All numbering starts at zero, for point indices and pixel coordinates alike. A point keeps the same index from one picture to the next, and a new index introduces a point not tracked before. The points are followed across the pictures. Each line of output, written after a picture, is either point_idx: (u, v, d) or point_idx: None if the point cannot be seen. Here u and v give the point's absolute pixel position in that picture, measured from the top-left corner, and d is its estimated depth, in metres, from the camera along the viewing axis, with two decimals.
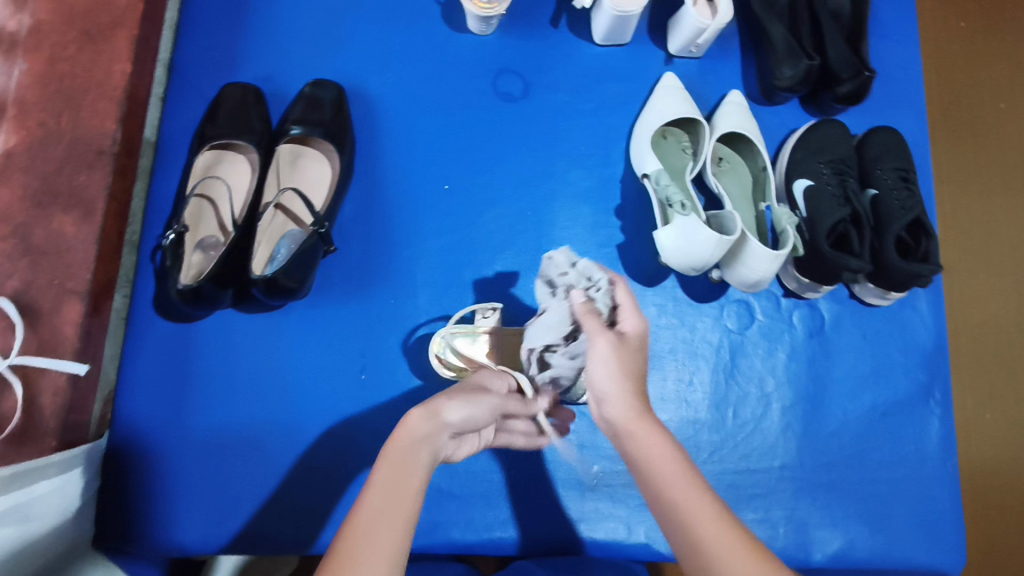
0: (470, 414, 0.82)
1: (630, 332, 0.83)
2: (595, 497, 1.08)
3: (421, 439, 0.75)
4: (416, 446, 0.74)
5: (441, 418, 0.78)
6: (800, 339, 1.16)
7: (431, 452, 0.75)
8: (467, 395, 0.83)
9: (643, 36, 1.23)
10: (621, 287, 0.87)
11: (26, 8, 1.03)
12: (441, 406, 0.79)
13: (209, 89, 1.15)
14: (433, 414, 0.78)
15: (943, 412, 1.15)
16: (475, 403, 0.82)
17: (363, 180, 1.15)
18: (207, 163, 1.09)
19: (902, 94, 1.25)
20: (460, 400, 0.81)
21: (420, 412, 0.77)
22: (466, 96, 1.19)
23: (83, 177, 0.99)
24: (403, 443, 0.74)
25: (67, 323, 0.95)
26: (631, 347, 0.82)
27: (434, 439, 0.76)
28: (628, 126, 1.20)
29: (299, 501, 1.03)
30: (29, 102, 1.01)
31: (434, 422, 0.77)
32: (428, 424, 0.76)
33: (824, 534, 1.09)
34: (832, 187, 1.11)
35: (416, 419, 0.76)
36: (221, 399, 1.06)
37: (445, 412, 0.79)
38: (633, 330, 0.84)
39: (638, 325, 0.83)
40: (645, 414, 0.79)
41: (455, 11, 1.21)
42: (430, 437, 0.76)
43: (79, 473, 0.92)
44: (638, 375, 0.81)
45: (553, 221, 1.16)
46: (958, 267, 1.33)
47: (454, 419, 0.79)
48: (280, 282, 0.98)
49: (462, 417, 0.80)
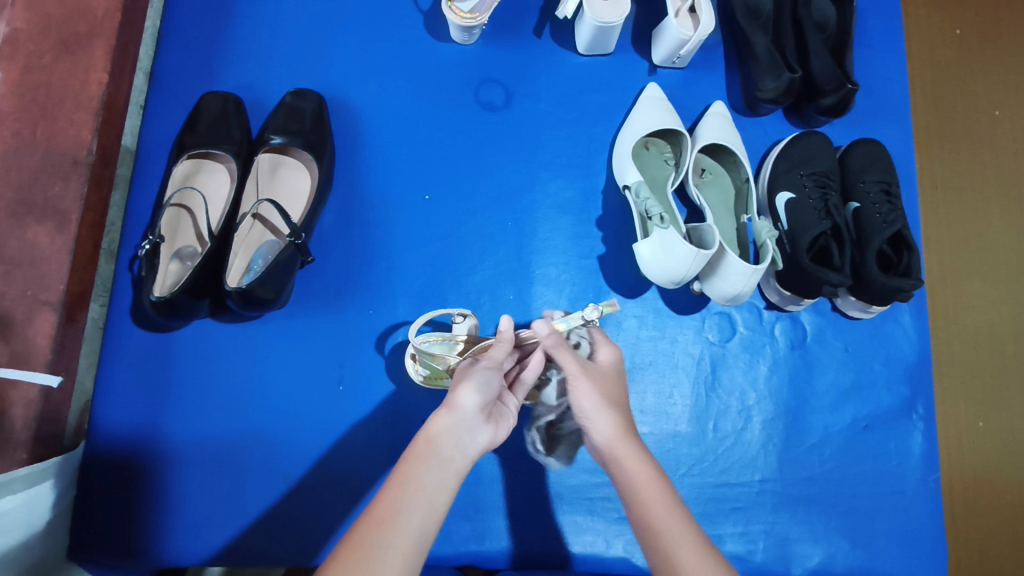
0: (486, 393, 0.75)
1: (604, 361, 0.87)
2: (574, 510, 1.07)
3: (444, 434, 0.71)
4: (437, 441, 0.70)
5: (460, 407, 0.73)
6: (782, 351, 1.16)
7: (458, 444, 0.71)
8: (465, 374, 0.77)
9: (627, 45, 1.22)
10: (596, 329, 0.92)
11: (3, 17, 1.03)
12: (453, 396, 0.74)
13: (190, 98, 1.15)
14: (451, 410, 0.73)
15: (926, 427, 1.14)
16: (479, 375, 0.77)
17: (345, 190, 1.15)
18: (186, 173, 1.08)
19: (887, 105, 1.25)
20: (462, 382, 0.76)
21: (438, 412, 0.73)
22: (448, 105, 1.18)
23: (58, 188, 0.99)
24: (425, 446, 0.70)
25: (39, 335, 0.95)
26: (610, 373, 0.86)
27: (459, 433, 0.72)
28: (610, 137, 1.19)
29: (274, 512, 1.03)
30: (5, 112, 1.00)
31: (454, 416, 0.72)
32: (447, 418, 0.72)
33: (805, 549, 1.09)
34: (814, 200, 1.11)
35: (433, 421, 0.72)
36: (197, 410, 1.06)
37: (458, 400, 0.74)
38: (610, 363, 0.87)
39: (613, 356, 0.88)
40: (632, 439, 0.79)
41: (438, 20, 1.21)
42: (454, 432, 0.71)
43: (50, 485, 0.92)
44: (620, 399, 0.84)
45: (534, 232, 1.15)
46: (952, 276, 1.31)
47: (472, 401, 0.74)
48: (256, 294, 0.97)
49: (477, 393, 0.75)
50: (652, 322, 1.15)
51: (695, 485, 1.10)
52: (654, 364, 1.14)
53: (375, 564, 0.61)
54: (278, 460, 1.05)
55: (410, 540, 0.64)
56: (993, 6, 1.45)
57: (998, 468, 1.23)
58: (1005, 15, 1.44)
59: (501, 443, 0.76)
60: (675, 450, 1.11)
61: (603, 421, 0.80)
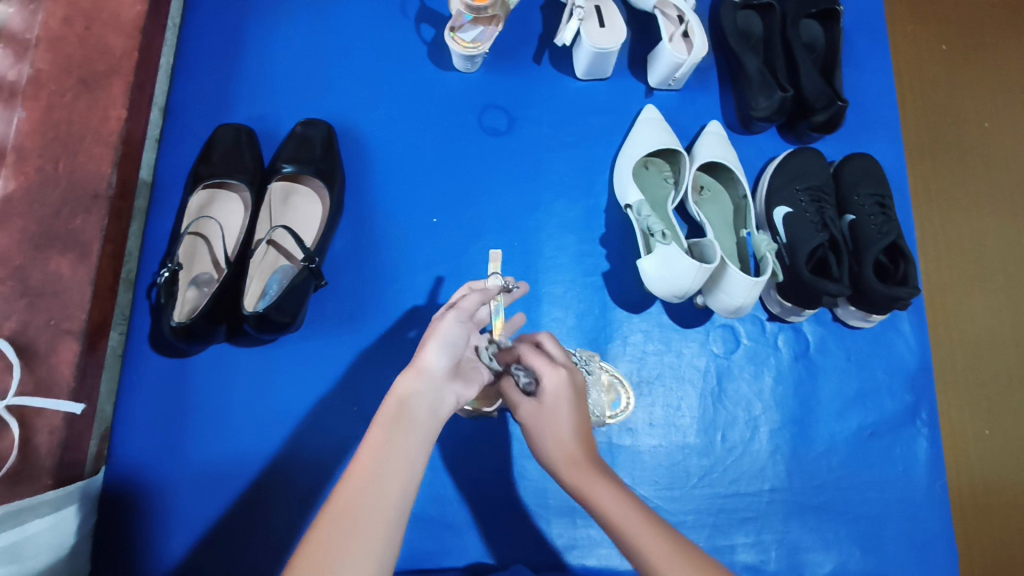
0: (451, 352, 0.76)
1: (548, 391, 0.78)
2: (587, 523, 1.09)
3: (414, 395, 0.71)
4: (411, 403, 0.71)
5: (423, 369, 0.74)
6: (786, 362, 1.18)
7: (432, 405, 0.72)
8: (434, 330, 0.76)
9: (624, 69, 1.27)
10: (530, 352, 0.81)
11: (27, 58, 1.07)
12: (416, 358, 0.75)
13: (204, 132, 1.19)
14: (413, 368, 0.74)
15: (931, 432, 1.16)
16: (449, 332, 0.76)
17: (355, 215, 1.18)
18: (202, 203, 1.11)
19: (875, 122, 1.30)
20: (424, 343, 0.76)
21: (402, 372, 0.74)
22: (454, 131, 1.22)
23: (79, 221, 1.03)
24: (397, 407, 0.70)
25: (62, 363, 0.98)
26: (549, 407, 0.78)
27: (429, 395, 0.72)
28: (611, 158, 1.23)
29: (291, 533, 1.05)
30: (28, 148, 1.04)
31: (422, 377, 0.73)
32: (418, 381, 0.73)
33: (816, 557, 1.10)
34: (810, 213, 1.14)
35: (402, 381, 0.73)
36: (214, 433, 1.08)
37: (427, 361, 0.74)
38: (561, 379, 0.78)
39: (557, 379, 0.78)
40: (585, 463, 0.75)
41: (442, 50, 1.26)
42: (423, 394, 0.72)
43: (74, 509, 0.94)
44: (574, 423, 0.78)
45: (540, 250, 1.19)
46: (965, 279, 1.26)
47: (435, 361, 0.74)
48: (271, 318, 0.99)
49: (444, 353, 0.75)
50: (658, 336, 1.18)
51: (706, 496, 1.12)
52: (661, 377, 1.16)
53: (370, 528, 0.61)
54: (296, 483, 1.06)
55: (399, 506, 0.63)
56: (979, 15, 1.42)
57: (1017, 476, 1.17)
58: (992, 24, 1.41)
59: (471, 401, 0.78)
60: (684, 461, 1.13)
61: (552, 446, 0.77)
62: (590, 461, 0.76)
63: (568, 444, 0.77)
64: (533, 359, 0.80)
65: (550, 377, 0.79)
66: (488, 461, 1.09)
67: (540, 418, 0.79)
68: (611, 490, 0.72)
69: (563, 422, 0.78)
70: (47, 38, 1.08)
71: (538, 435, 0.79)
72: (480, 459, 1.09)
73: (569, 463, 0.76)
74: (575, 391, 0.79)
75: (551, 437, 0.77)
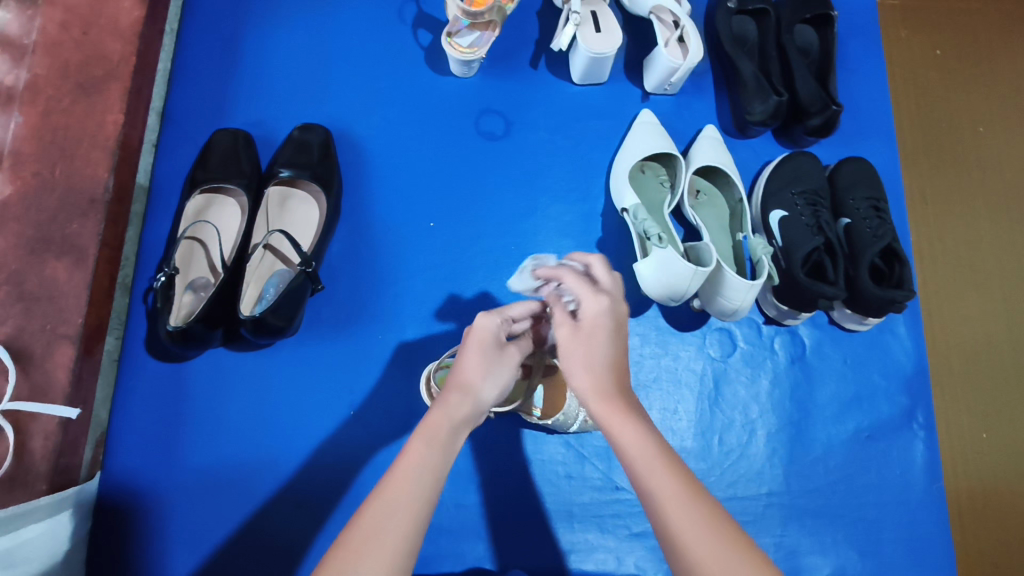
0: (504, 387, 0.75)
1: (590, 317, 0.75)
2: (585, 528, 1.09)
3: (462, 422, 0.70)
4: (458, 431, 0.69)
5: (477, 398, 0.72)
6: (783, 365, 1.18)
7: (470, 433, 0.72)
8: (495, 365, 0.74)
9: (621, 74, 1.28)
10: (570, 276, 0.78)
11: (24, 63, 1.07)
12: (474, 384, 0.72)
13: (201, 137, 1.19)
14: (468, 394, 0.71)
15: (927, 435, 1.16)
16: (507, 370, 0.75)
17: (352, 220, 1.19)
18: (198, 207, 1.11)
19: (868, 127, 1.31)
20: (490, 372, 0.73)
21: (456, 394, 0.70)
22: (451, 135, 1.23)
23: (76, 226, 1.03)
24: (433, 421, 0.69)
25: (58, 368, 0.98)
26: (589, 333, 0.74)
27: (472, 422, 0.71)
28: (607, 162, 1.24)
29: (285, 538, 1.04)
30: (25, 153, 1.04)
31: (472, 406, 0.71)
32: (471, 408, 0.71)
33: (814, 560, 1.10)
34: (805, 217, 1.14)
35: (454, 404, 0.70)
36: (210, 439, 1.07)
37: (485, 393, 0.72)
38: (607, 308, 0.75)
39: (601, 309, 0.75)
40: (620, 398, 0.71)
41: (439, 55, 1.26)
42: (468, 422, 0.71)
43: (69, 515, 0.94)
44: (615, 354, 0.73)
45: (537, 254, 1.19)
46: (961, 283, 1.27)
47: (492, 396, 0.73)
48: (268, 322, 0.99)
49: (499, 390, 0.74)
50: (655, 340, 1.18)
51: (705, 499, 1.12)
52: (658, 380, 1.16)
53: (365, 532, 0.61)
54: (293, 488, 1.06)
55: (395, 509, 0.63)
56: (973, 20, 1.42)
57: (1014, 480, 1.17)
58: (987, 30, 1.42)
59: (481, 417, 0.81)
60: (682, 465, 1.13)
61: (589, 373, 0.72)
62: (622, 396, 0.71)
63: (601, 374, 0.72)
64: (573, 282, 0.76)
65: (592, 303, 0.75)
66: (486, 465, 1.09)
67: (575, 341, 0.74)
68: (643, 429, 0.68)
69: (601, 351, 0.73)
70: (45, 44, 1.08)
71: (570, 357, 0.73)
72: (476, 462, 1.09)
73: (601, 395, 0.71)
74: (621, 324, 0.75)
75: (591, 361, 0.72)
